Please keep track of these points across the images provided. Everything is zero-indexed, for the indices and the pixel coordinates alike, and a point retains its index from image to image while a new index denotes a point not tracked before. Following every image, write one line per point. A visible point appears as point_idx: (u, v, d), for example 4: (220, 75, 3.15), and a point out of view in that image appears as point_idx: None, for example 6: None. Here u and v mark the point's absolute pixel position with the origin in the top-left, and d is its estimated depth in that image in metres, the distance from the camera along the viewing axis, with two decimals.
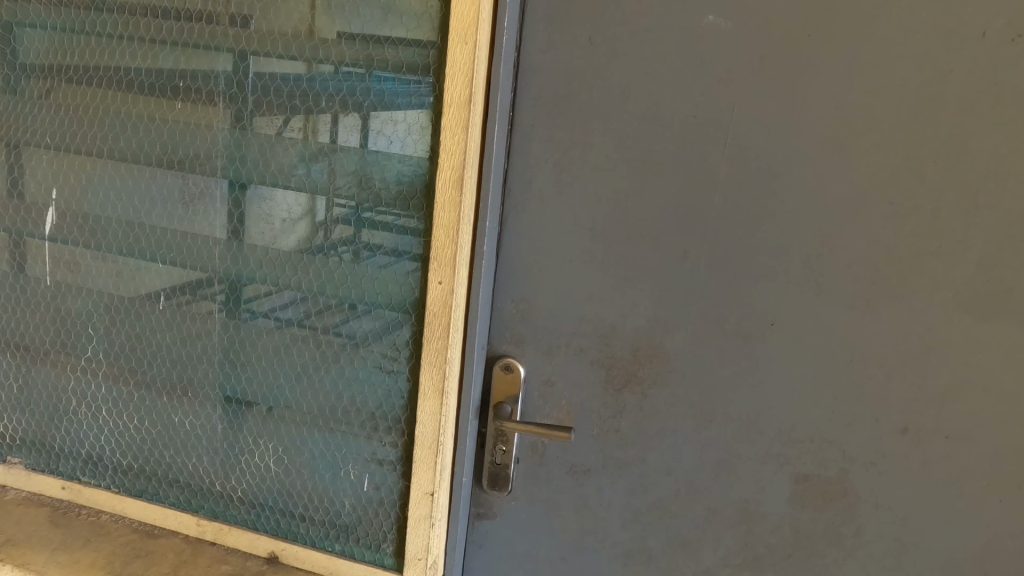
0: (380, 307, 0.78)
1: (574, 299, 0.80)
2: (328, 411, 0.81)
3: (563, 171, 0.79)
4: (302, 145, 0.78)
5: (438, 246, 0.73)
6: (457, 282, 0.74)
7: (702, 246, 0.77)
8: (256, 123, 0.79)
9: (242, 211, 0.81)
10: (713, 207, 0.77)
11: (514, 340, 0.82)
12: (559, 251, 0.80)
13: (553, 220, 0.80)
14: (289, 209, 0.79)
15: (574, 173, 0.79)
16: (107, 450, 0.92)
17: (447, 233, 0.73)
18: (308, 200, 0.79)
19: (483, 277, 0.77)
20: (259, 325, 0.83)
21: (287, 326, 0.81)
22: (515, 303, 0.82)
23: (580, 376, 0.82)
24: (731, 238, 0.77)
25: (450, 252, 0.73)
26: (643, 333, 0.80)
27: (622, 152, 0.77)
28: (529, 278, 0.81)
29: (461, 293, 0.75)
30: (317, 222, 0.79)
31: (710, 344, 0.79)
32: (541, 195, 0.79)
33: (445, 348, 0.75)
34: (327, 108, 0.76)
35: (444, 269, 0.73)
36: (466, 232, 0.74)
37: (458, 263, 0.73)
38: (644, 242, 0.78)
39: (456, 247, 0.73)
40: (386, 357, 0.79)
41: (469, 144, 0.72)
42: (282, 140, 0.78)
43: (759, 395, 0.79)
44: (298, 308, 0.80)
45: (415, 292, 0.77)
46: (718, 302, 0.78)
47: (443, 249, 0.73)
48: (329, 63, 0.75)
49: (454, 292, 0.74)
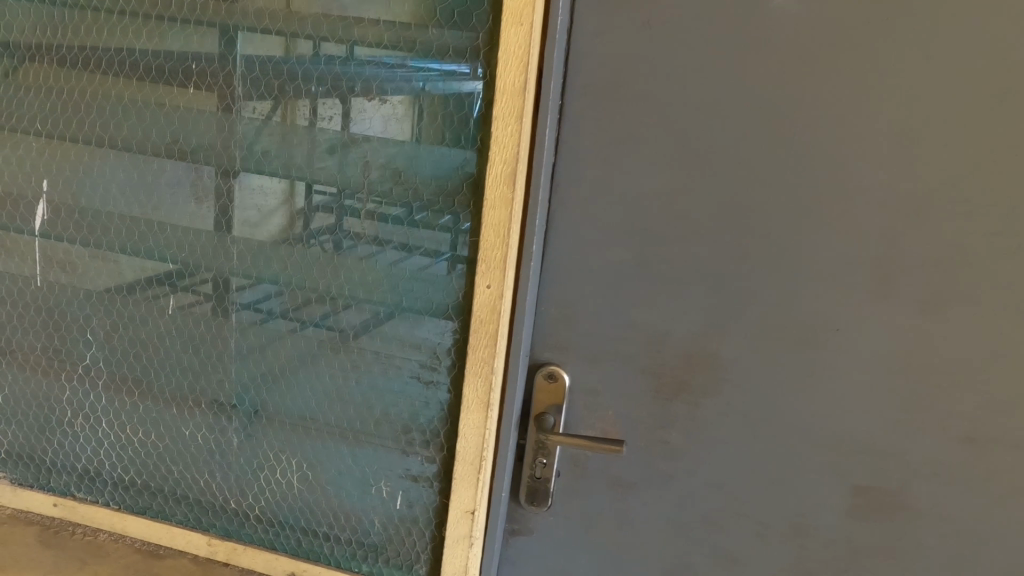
0: (418, 313, 0.72)
1: (623, 304, 0.75)
2: (359, 424, 0.75)
3: (614, 167, 0.73)
4: (279, 132, 0.72)
5: (487, 247, 0.67)
6: (506, 287, 0.68)
7: (762, 248, 0.73)
8: (244, 105, 0.72)
9: (225, 201, 0.75)
10: (775, 206, 0.72)
11: (557, 347, 0.77)
12: (608, 252, 0.75)
13: (603, 218, 0.74)
14: (263, 196, 0.74)
15: (626, 169, 0.73)
16: (106, 464, 0.85)
17: (497, 233, 0.67)
18: (285, 186, 0.73)
19: (531, 281, 0.72)
20: (242, 317, 0.76)
21: (274, 318, 0.76)
22: (559, 308, 0.76)
23: (628, 385, 0.77)
24: (793, 240, 0.72)
25: (501, 254, 0.67)
26: (697, 340, 0.75)
27: (679, 147, 0.72)
28: (575, 281, 0.75)
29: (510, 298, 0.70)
30: (297, 211, 0.73)
31: (767, 351, 0.75)
32: (590, 193, 0.74)
33: (492, 356, 0.69)
34: (307, 89, 0.70)
35: (493, 272, 0.67)
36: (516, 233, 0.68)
37: (508, 266, 0.68)
38: (700, 244, 0.74)
39: (506, 250, 0.67)
40: (426, 367, 0.72)
41: (521, 138, 0.66)
42: (258, 124, 0.72)
43: (818, 403, 0.75)
44: (281, 300, 0.75)
45: (457, 297, 0.70)
46: (777, 307, 0.74)
47: (493, 252, 0.67)
48: (309, 40, 0.69)
49: (503, 298, 0.68)
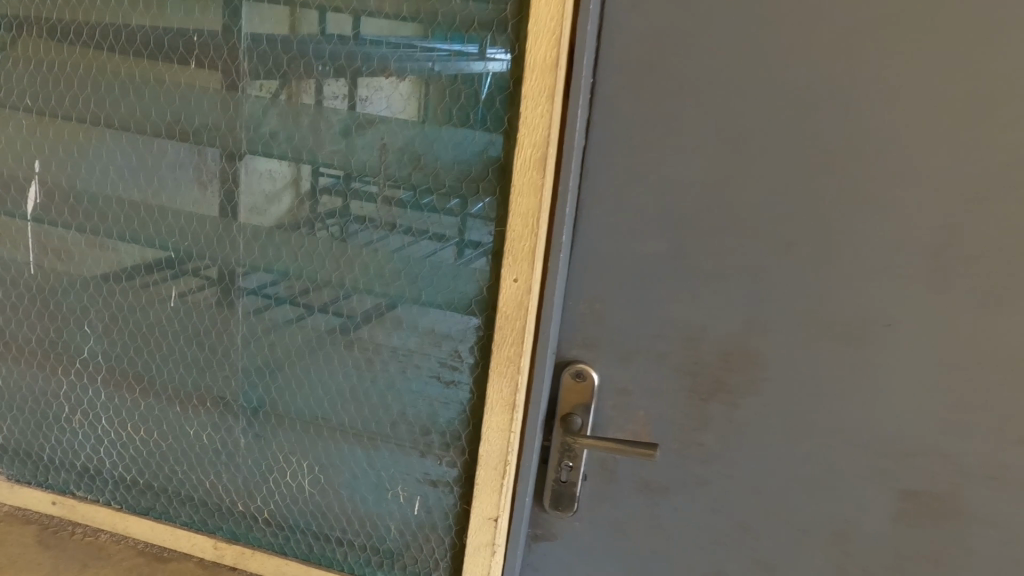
0: (439, 309, 0.67)
1: (658, 298, 0.70)
2: (374, 426, 0.70)
3: (650, 151, 0.68)
4: (280, 110, 0.67)
5: (513, 239, 0.62)
6: (534, 282, 0.63)
7: (809, 240, 0.68)
8: (245, 83, 0.67)
9: (227, 185, 0.70)
10: (824, 195, 0.67)
11: (585, 344, 0.72)
12: (643, 242, 0.70)
13: (636, 206, 0.69)
14: (266, 178, 0.69)
15: (663, 154, 0.68)
16: (106, 463, 0.81)
17: (525, 224, 0.61)
18: (289, 167, 0.68)
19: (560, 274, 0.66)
20: (245, 307, 0.72)
21: (279, 308, 0.71)
22: (588, 302, 0.71)
23: (660, 385, 0.72)
24: (843, 231, 0.67)
25: (529, 247, 0.62)
26: (737, 337, 0.70)
27: (721, 130, 0.67)
28: (606, 274, 0.70)
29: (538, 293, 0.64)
30: (316, 194, 0.67)
31: (812, 350, 0.69)
32: (624, 179, 0.69)
33: (518, 356, 0.64)
34: (308, 65, 0.65)
35: (521, 265, 0.62)
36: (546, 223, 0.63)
37: (537, 258, 0.63)
38: (742, 234, 0.68)
39: (535, 242, 0.62)
40: (447, 366, 0.67)
41: (552, 120, 0.60)
42: (260, 102, 0.67)
43: (865, 405, 0.70)
44: (286, 288, 0.70)
45: (481, 292, 0.65)
46: (824, 303, 0.69)
47: (520, 244, 0.62)
48: (313, 8, 0.64)
49: (530, 294, 0.63)
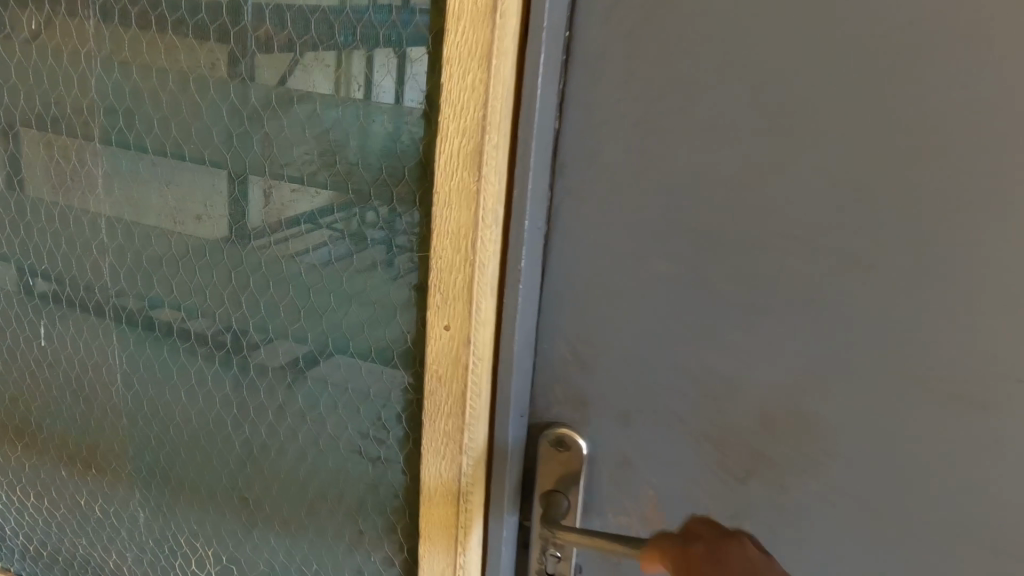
0: (353, 363, 0.48)
1: (670, 344, 0.48)
2: (289, 507, 0.53)
3: (652, 132, 0.45)
4: (294, 121, 0.45)
5: (441, 269, 0.43)
6: (474, 332, 0.44)
7: (906, 268, 0.42)
8: (238, 81, 0.46)
9: (235, 233, 0.49)
10: (934, 198, 0.41)
11: (566, 400, 0.52)
12: (647, 264, 0.47)
13: (631, 214, 0.47)
14: (284, 226, 0.47)
15: (672, 135, 0.44)
16: (7, 529, 0.66)
17: (455, 248, 0.42)
18: (309, 209, 0.46)
19: (524, 318, 0.46)
20: (266, 401, 0.51)
21: (308, 405, 0.50)
22: (571, 347, 0.51)
23: (671, 455, 0.51)
24: (968, 257, 0.41)
25: (463, 280, 0.42)
26: (787, 405, 0.47)
27: (762, 98, 0.42)
28: (597, 308, 0.49)
29: (486, 344, 0.45)
30: (316, 239, 0.46)
31: (910, 435, 0.45)
32: (614, 174, 0.46)
33: (462, 429, 0.46)
34: (328, 58, 0.43)
35: (457, 306, 0.43)
36: (493, 246, 0.43)
37: (479, 295, 0.43)
38: (796, 256, 0.44)
39: (473, 274, 0.42)
40: (368, 437, 0.49)
41: (495, 93, 0.39)
42: (273, 114, 0.46)
43: (989, 507, 0.44)
44: (315, 379, 0.49)
45: (407, 343, 0.46)
46: (933, 365, 0.43)
47: (451, 276, 0.42)
48: None
49: (470, 345, 0.44)
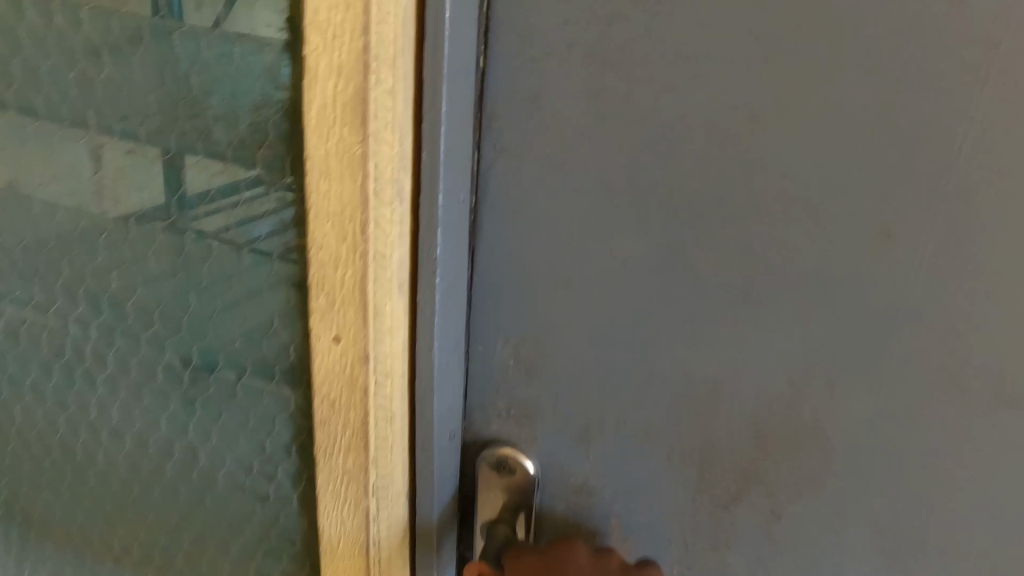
0: (229, 382, 0.37)
1: (641, 342, 0.39)
2: (163, 555, 0.42)
3: (618, 75, 0.35)
4: (111, 58, 0.33)
5: (322, 262, 0.31)
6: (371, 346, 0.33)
7: (931, 235, 0.34)
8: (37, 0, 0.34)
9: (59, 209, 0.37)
10: (959, 159, 0.33)
11: (511, 413, 0.43)
12: (611, 244, 0.38)
13: (583, 185, 0.37)
14: (117, 201, 0.36)
15: (643, 78, 0.34)
16: None
17: (340, 234, 0.31)
18: (145, 178, 0.35)
19: (445, 326, 0.35)
20: (116, 424, 0.40)
21: (169, 429, 0.39)
22: (513, 349, 0.41)
23: (640, 477, 0.42)
24: (1012, 224, 0.33)
25: (352, 276, 0.31)
26: (782, 409, 0.39)
27: (744, 35, 0.33)
28: (547, 299, 0.39)
29: (398, 357, 0.34)
30: (157, 218, 0.35)
31: (930, 437, 0.37)
32: (560, 136, 0.36)
33: (366, 468, 0.35)
34: None
35: (348, 311, 0.32)
36: (398, 230, 0.31)
37: (378, 296, 0.32)
38: (795, 229, 0.35)
39: (363, 270, 0.31)
40: (251, 472, 0.38)
41: (382, 14, 0.27)
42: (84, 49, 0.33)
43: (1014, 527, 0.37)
44: (173, 396, 0.38)
45: (292, 359, 0.35)
46: (953, 360, 0.36)
47: (335, 271, 0.31)
48: None
49: (368, 361, 0.33)
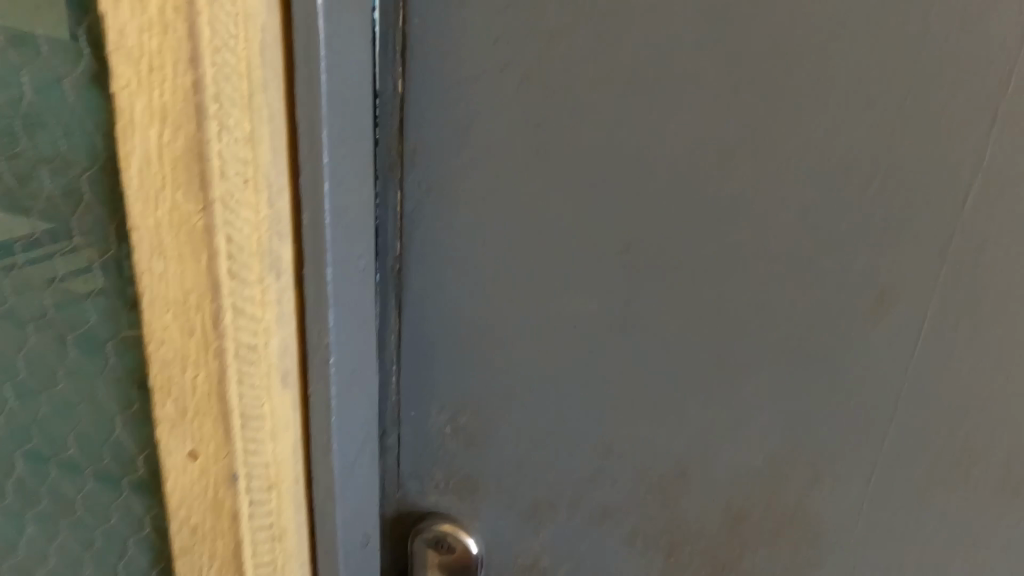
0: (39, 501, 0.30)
1: (599, 415, 0.33)
2: None
3: (577, 107, 0.28)
4: None
5: (162, 355, 0.25)
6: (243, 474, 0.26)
7: (933, 300, 0.29)
8: None
9: None
10: (964, 215, 0.28)
11: (450, 489, 0.36)
12: (563, 304, 0.31)
13: (525, 238, 0.30)
14: None
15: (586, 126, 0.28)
16: None
17: (184, 328, 0.24)
18: None
19: (346, 428, 0.28)
20: None
21: None
22: (451, 418, 0.35)
23: (597, 563, 0.37)
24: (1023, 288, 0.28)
25: (208, 386, 0.25)
26: (762, 491, 0.33)
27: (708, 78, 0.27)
28: (488, 365, 0.33)
29: (288, 481, 0.27)
30: None
31: (930, 522, 0.32)
32: (499, 180, 0.30)
33: None
34: None
35: (200, 419, 0.25)
36: (271, 320, 0.24)
37: (236, 403, 0.25)
38: (777, 293, 0.30)
39: (221, 380, 0.24)
40: None
41: (217, 29, 0.21)
42: None
43: None
44: None
45: (138, 469, 0.28)
46: (956, 443, 0.31)
47: (184, 376, 0.25)
48: None
49: (235, 492, 0.26)
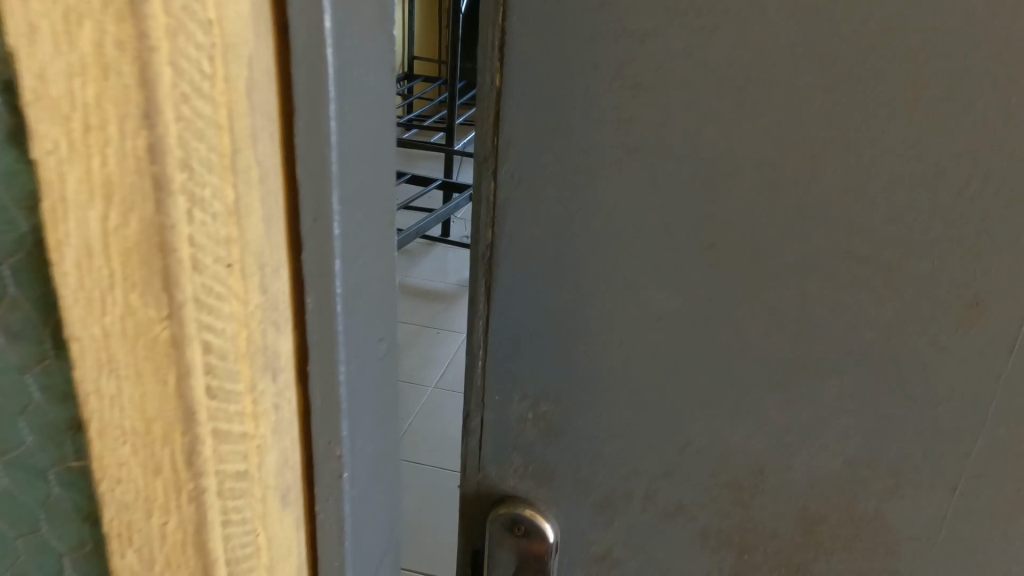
0: None
1: (676, 410, 0.34)
2: None
3: (672, 106, 0.29)
4: None
5: (127, 479, 0.24)
6: (225, 572, 0.25)
7: None
8: None
9: None
10: None
11: (529, 477, 0.37)
12: (644, 298, 0.32)
13: (612, 229, 0.31)
14: None
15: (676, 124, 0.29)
16: None
17: (151, 453, 0.23)
18: None
19: (354, 492, 0.29)
20: None
21: None
22: (532, 405, 0.36)
23: (670, 558, 0.37)
24: None
25: (178, 513, 0.24)
26: (840, 494, 0.33)
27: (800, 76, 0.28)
28: (566, 355, 0.34)
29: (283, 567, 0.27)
30: None
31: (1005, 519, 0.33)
32: (589, 173, 0.30)
33: None
34: None
35: (172, 542, 0.25)
36: (261, 425, 0.25)
37: (213, 526, 0.24)
38: (864, 295, 0.30)
39: (198, 490, 0.24)
40: None
41: (186, 128, 0.20)
42: None
43: None
44: None
45: None
46: None
47: (149, 493, 0.24)
48: None
49: None
